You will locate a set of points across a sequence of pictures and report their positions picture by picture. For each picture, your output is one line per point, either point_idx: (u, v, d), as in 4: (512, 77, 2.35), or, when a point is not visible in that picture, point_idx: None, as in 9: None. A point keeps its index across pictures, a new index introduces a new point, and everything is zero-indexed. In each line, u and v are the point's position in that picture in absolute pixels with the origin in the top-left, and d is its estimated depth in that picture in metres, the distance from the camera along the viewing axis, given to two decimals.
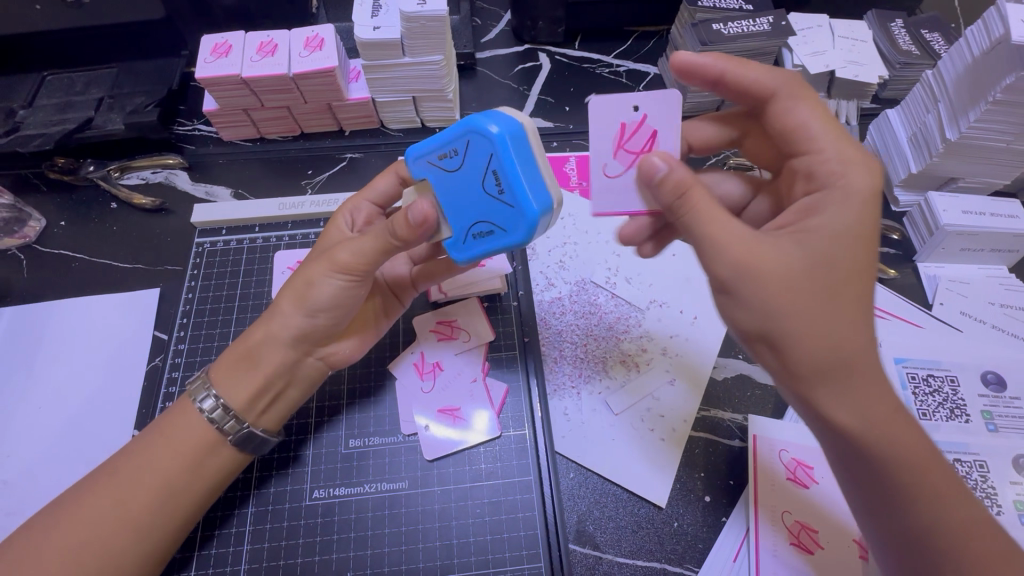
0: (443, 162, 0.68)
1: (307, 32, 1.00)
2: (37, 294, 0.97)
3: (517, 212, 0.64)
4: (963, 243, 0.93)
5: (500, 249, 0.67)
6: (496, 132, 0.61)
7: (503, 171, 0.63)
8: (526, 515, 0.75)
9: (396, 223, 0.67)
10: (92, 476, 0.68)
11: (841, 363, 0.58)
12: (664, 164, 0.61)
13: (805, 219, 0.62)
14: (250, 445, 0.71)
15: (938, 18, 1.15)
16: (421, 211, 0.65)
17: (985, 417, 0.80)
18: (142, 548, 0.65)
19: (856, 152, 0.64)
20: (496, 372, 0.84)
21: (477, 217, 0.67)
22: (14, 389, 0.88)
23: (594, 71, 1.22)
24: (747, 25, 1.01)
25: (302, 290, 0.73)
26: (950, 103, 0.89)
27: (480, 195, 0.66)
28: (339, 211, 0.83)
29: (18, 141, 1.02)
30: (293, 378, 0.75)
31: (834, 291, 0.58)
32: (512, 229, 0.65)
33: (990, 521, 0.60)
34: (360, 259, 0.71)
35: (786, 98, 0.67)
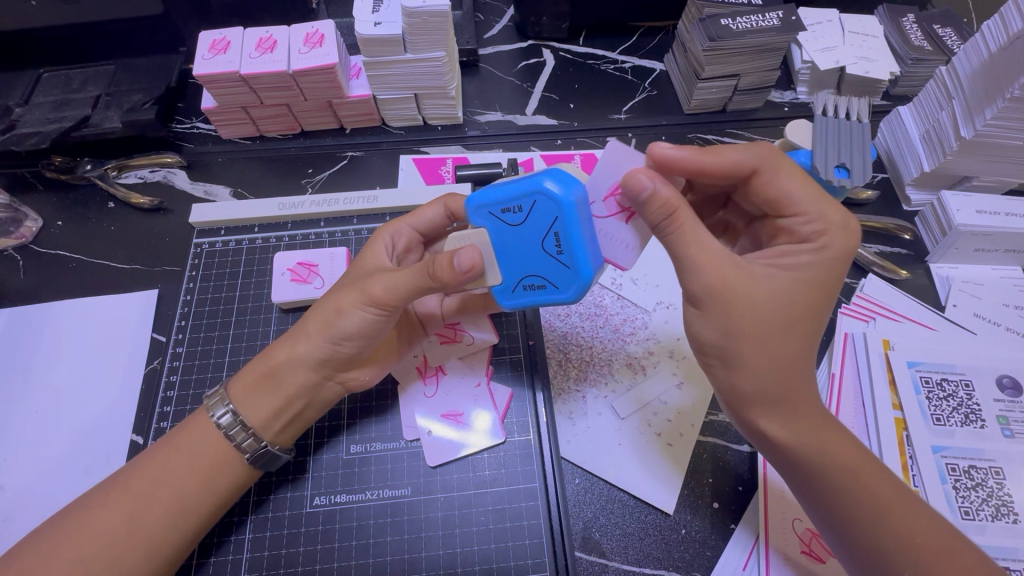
0: (504, 216, 0.67)
1: (306, 28, 0.98)
2: (34, 295, 0.95)
3: (572, 272, 0.65)
4: (976, 243, 0.91)
5: (547, 304, 0.68)
6: (562, 195, 0.63)
7: (564, 232, 0.64)
8: (532, 523, 0.73)
9: (438, 265, 0.64)
10: (99, 488, 0.67)
11: (790, 393, 0.63)
12: (650, 184, 0.59)
13: (780, 262, 0.63)
14: (262, 463, 0.70)
15: (950, 13, 1.12)
16: (467, 261, 0.64)
17: (1001, 422, 0.79)
18: (150, 563, 0.64)
19: (840, 215, 0.63)
20: (500, 377, 0.82)
21: (530, 271, 0.68)
22: (11, 392, 0.87)
23: (599, 68, 1.19)
24: (757, 20, 0.98)
25: (330, 316, 0.70)
26: (965, 100, 0.87)
27: (536, 251, 0.66)
28: (379, 234, 0.80)
29: (13, 139, 1.00)
30: (312, 400, 0.73)
31: (788, 322, 0.61)
32: (563, 286, 0.66)
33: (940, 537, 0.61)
34: (394, 296, 0.69)
35: (769, 172, 0.65)
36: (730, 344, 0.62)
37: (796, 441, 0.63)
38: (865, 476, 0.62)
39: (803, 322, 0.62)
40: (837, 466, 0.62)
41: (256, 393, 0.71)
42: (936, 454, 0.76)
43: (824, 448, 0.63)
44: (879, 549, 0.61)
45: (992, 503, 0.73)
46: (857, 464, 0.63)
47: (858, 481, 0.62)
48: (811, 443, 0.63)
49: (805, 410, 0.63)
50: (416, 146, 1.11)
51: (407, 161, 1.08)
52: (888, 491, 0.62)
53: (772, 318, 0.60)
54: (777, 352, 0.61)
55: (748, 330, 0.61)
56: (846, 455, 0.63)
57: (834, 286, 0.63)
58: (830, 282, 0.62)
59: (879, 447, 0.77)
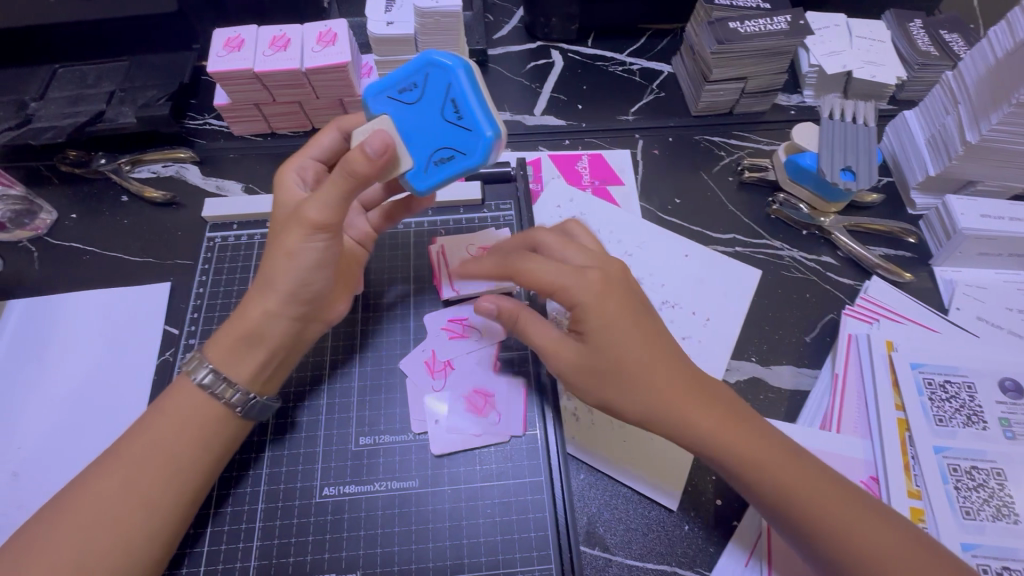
0: (402, 96, 0.70)
1: (319, 27, 1.00)
2: (48, 286, 0.97)
3: (475, 134, 0.68)
4: (981, 247, 0.92)
5: (461, 174, 0.69)
6: (452, 63, 0.68)
7: (461, 96, 0.68)
8: (537, 516, 0.74)
9: (352, 161, 0.63)
10: (101, 460, 0.68)
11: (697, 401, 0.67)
12: None
13: (597, 302, 0.70)
14: (254, 411, 0.73)
15: (957, 19, 1.13)
16: (377, 142, 0.62)
17: (1003, 424, 0.80)
18: (148, 522, 0.65)
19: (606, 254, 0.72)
20: (508, 371, 0.83)
21: (438, 144, 0.69)
22: (26, 381, 0.89)
23: (607, 69, 1.21)
24: (764, 24, 0.99)
25: (285, 262, 0.70)
26: (971, 106, 0.88)
27: (437, 121, 0.69)
28: (284, 173, 0.79)
29: (29, 133, 1.01)
30: (296, 345, 0.76)
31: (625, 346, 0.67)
32: (472, 151, 0.68)
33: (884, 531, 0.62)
34: (329, 210, 0.68)
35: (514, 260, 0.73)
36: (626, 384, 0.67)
37: (730, 456, 0.66)
38: (807, 490, 0.63)
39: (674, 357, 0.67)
40: (773, 472, 0.64)
41: (245, 356, 0.72)
42: (938, 454, 0.77)
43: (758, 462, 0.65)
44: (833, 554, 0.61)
45: (993, 504, 0.74)
46: (788, 471, 0.64)
47: (802, 486, 0.64)
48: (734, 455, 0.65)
49: (719, 418, 0.66)
50: None
51: None
52: (823, 495, 0.63)
53: (632, 364, 0.67)
54: (670, 380, 0.68)
55: (632, 362, 0.67)
56: (778, 467, 0.65)
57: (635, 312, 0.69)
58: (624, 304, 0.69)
59: (882, 448, 0.78)
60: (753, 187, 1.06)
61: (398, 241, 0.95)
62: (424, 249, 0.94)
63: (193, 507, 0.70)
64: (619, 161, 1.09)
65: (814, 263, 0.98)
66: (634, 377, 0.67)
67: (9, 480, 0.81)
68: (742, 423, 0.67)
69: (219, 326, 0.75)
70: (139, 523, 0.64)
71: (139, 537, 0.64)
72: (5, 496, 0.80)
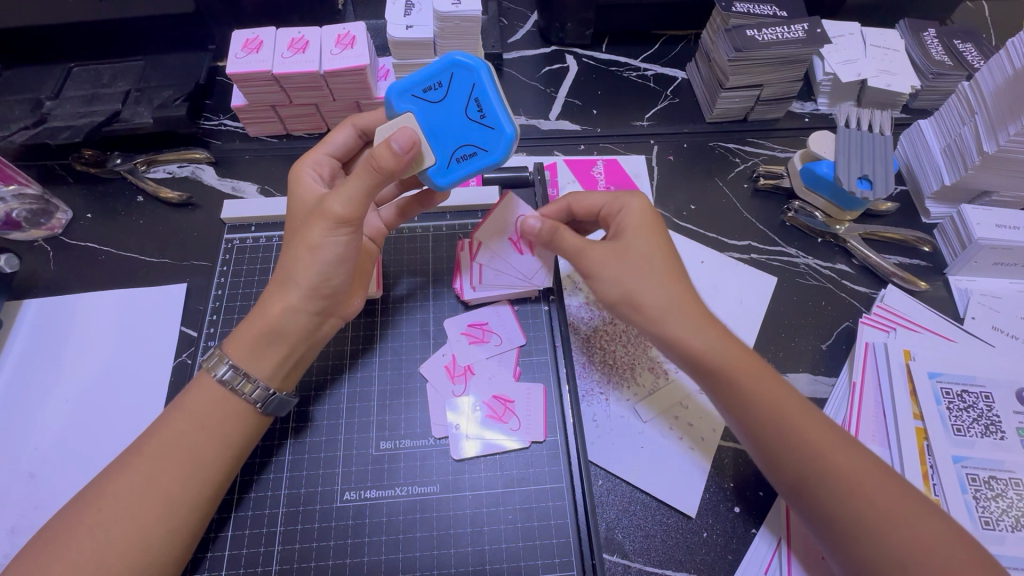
0: (428, 95, 0.72)
1: (338, 30, 1.00)
2: (64, 286, 0.97)
3: (497, 132, 0.72)
4: (996, 257, 0.92)
5: (482, 171, 0.74)
6: (477, 64, 0.71)
7: (484, 97, 0.72)
8: (559, 522, 0.74)
9: (380, 156, 0.66)
10: (121, 459, 0.68)
11: (702, 337, 0.67)
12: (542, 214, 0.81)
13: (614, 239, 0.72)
14: (273, 408, 0.72)
15: (971, 29, 1.14)
16: (403, 139, 0.66)
17: (1020, 434, 0.80)
18: (168, 521, 0.65)
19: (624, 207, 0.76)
20: (528, 375, 0.84)
21: (460, 142, 0.73)
22: (42, 381, 0.88)
23: (621, 75, 1.21)
24: (782, 32, 0.99)
25: (307, 257, 0.72)
26: (988, 116, 0.88)
27: (461, 121, 0.73)
28: (300, 168, 0.80)
29: (46, 132, 1.01)
30: (313, 341, 0.77)
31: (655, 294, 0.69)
32: (493, 149, 0.72)
33: (915, 508, 0.60)
34: (353, 205, 0.70)
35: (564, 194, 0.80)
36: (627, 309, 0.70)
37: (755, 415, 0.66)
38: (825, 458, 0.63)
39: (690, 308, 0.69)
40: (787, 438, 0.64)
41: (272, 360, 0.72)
42: (957, 464, 0.77)
43: (767, 402, 0.65)
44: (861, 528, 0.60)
45: (1011, 514, 0.75)
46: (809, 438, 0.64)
47: (808, 433, 0.64)
48: (740, 387, 0.66)
49: (733, 368, 0.67)
50: None
51: None
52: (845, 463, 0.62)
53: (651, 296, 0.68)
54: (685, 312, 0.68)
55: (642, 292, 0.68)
56: (786, 408, 0.65)
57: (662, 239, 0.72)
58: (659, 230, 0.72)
59: (901, 457, 0.78)
60: (768, 195, 1.07)
61: (416, 245, 0.95)
62: (442, 253, 0.94)
63: (211, 509, 0.69)
64: (636, 166, 1.09)
65: (830, 271, 0.98)
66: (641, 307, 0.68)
67: (26, 480, 0.81)
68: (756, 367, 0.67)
69: (238, 323, 0.75)
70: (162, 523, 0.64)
71: (159, 536, 0.64)
72: (22, 496, 0.80)
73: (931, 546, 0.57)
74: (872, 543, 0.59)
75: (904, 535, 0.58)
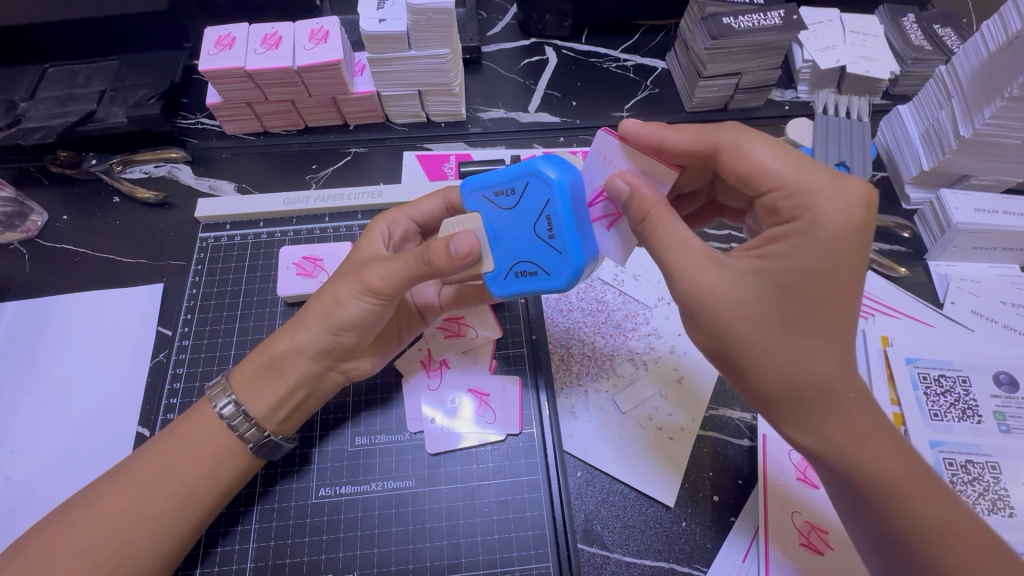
0: (498, 199, 0.68)
1: (311, 25, 0.99)
2: (40, 288, 0.96)
3: (565, 258, 0.64)
4: (975, 241, 0.92)
5: (537, 291, 0.67)
6: (555, 177, 0.64)
7: (557, 217, 0.64)
8: (535, 514, 0.75)
9: (434, 252, 0.66)
10: (107, 477, 0.68)
11: (834, 401, 0.59)
12: (626, 185, 0.62)
13: (764, 253, 0.60)
14: (265, 452, 0.71)
15: (951, 13, 1.13)
16: (464, 245, 0.65)
17: (997, 417, 0.80)
18: (153, 519, 0.65)
19: (824, 178, 0.59)
20: (504, 370, 0.84)
21: (523, 257, 0.67)
22: (19, 385, 0.88)
23: (601, 66, 1.20)
24: (758, 19, 0.98)
25: (329, 307, 0.72)
26: (964, 101, 0.88)
27: (530, 237, 0.66)
28: (377, 221, 0.82)
29: (20, 133, 1.01)
30: (314, 389, 0.75)
31: (789, 321, 0.59)
32: (556, 274, 0.65)
33: (949, 505, 0.59)
34: (389, 285, 0.70)
35: (731, 146, 0.64)
36: (734, 353, 0.61)
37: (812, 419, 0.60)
38: (877, 461, 0.59)
39: (809, 311, 0.58)
40: (847, 441, 0.59)
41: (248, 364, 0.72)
42: (934, 449, 0.78)
43: (869, 467, 0.59)
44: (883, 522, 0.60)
45: (988, 498, 0.75)
46: (863, 443, 0.59)
47: (903, 479, 0.59)
48: (849, 454, 0.59)
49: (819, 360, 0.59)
50: (420, 142, 1.11)
51: (412, 156, 1.08)
52: (897, 464, 0.59)
53: (745, 312, 0.59)
54: (817, 362, 0.59)
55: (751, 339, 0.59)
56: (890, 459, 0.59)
57: (851, 263, 0.58)
58: (848, 258, 0.58)
59: None
60: None
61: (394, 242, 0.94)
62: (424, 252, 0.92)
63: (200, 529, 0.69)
64: None
65: None
66: (751, 359, 0.60)
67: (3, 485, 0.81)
68: (873, 430, 0.60)
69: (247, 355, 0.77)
70: (144, 522, 0.65)
71: (138, 538, 0.64)
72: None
73: (948, 548, 0.57)
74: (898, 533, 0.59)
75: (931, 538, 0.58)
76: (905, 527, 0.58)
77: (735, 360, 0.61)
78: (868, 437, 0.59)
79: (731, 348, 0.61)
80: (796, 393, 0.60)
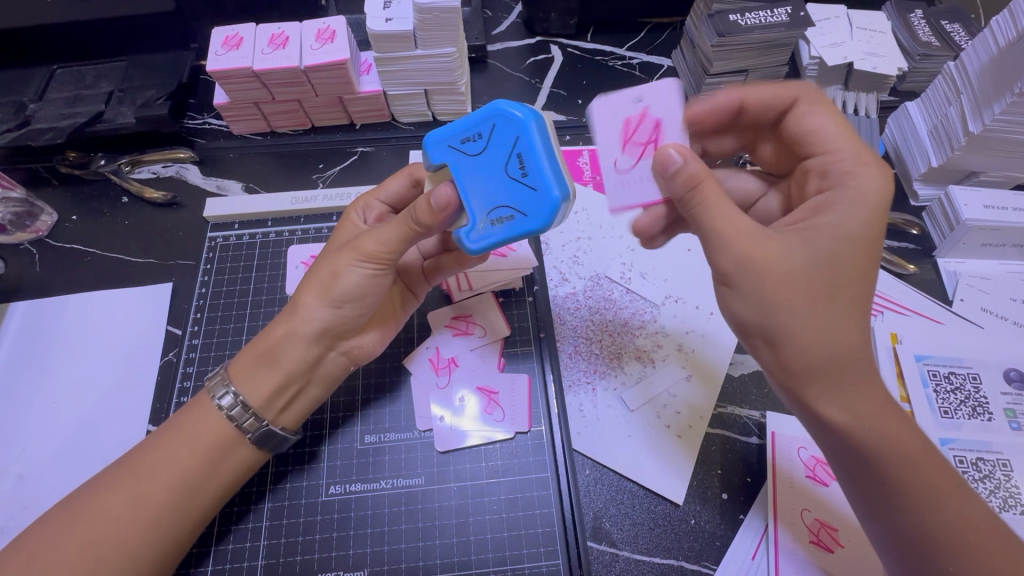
0: (465, 146, 0.66)
1: (318, 25, 0.99)
2: (50, 288, 0.97)
3: (539, 195, 0.62)
4: (984, 238, 0.91)
5: (518, 237, 0.65)
6: (520, 116, 0.62)
7: (527, 154, 0.63)
8: (543, 512, 0.75)
9: (419, 208, 0.67)
10: (116, 473, 0.69)
11: (858, 377, 0.61)
12: (678, 157, 0.62)
13: (808, 223, 0.63)
14: (264, 441, 0.72)
15: (959, 9, 1.12)
16: (443, 198, 0.65)
17: (1008, 414, 0.80)
18: (164, 513, 0.66)
19: (869, 155, 0.65)
20: (512, 367, 0.85)
21: (497, 202, 0.65)
22: (29, 383, 0.89)
23: (607, 64, 1.20)
24: (765, 16, 0.98)
25: (328, 281, 0.73)
26: (974, 96, 0.87)
27: (501, 179, 0.64)
28: (351, 209, 0.83)
29: (29, 134, 1.01)
30: (314, 376, 0.75)
31: (832, 293, 0.60)
32: (533, 214, 0.63)
33: (959, 481, 0.62)
34: (385, 249, 0.71)
35: (806, 104, 0.70)
36: (775, 321, 0.60)
37: (839, 400, 0.61)
38: (898, 436, 0.61)
39: (848, 289, 0.60)
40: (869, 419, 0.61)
41: (257, 366, 0.72)
42: (945, 446, 0.78)
43: (891, 443, 0.61)
44: (902, 501, 0.61)
45: (999, 495, 0.75)
46: (886, 421, 0.61)
47: (917, 454, 0.61)
48: (872, 431, 0.61)
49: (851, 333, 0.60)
50: None
51: (418, 156, 1.08)
52: (913, 440, 0.61)
53: (788, 287, 0.60)
54: (841, 338, 0.60)
55: (793, 307, 0.60)
56: (912, 441, 0.61)
57: (879, 236, 0.62)
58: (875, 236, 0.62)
59: None
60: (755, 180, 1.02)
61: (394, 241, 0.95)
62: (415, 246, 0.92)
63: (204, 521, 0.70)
64: None
65: None
66: (791, 330, 0.60)
67: (15, 482, 0.82)
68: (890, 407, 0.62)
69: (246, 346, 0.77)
70: (156, 519, 0.66)
71: (147, 534, 0.65)
72: (12, 496, 0.81)
73: (960, 527, 0.59)
74: (914, 514, 0.61)
75: (947, 514, 0.60)
76: (924, 504, 0.60)
77: (775, 333, 0.61)
78: (885, 411, 0.61)
79: (778, 322, 0.60)
80: (827, 369, 0.60)
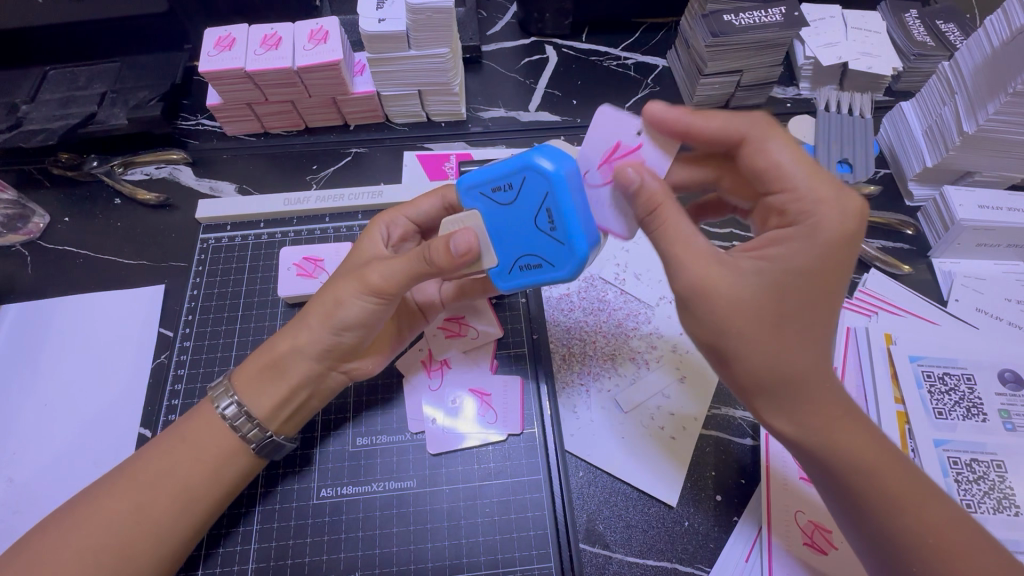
0: (496, 194, 0.67)
1: (311, 25, 0.98)
2: (42, 290, 0.96)
3: (567, 248, 0.64)
4: (979, 238, 0.91)
5: (544, 283, 0.67)
6: (551, 170, 0.62)
7: (557, 209, 0.63)
8: (536, 514, 0.75)
9: (435, 250, 0.65)
10: (107, 477, 0.68)
11: (812, 391, 0.62)
12: (636, 178, 0.60)
13: (762, 253, 0.62)
14: (267, 453, 0.71)
15: (954, 8, 1.12)
16: (463, 244, 0.64)
17: (1003, 415, 0.80)
18: (154, 518, 0.66)
19: (831, 190, 0.62)
20: (505, 370, 0.84)
21: (527, 250, 0.67)
22: (20, 386, 0.88)
23: (602, 64, 1.20)
24: (759, 16, 0.97)
25: (330, 308, 0.71)
26: (967, 95, 0.87)
27: (531, 229, 0.66)
28: (375, 222, 0.81)
29: (21, 135, 1.01)
30: (316, 390, 0.74)
31: (781, 316, 0.60)
32: (560, 264, 0.65)
33: (924, 486, 0.61)
34: (390, 284, 0.70)
35: (756, 141, 0.64)
36: (725, 342, 0.61)
37: (787, 412, 0.63)
38: (852, 444, 0.61)
39: (800, 305, 0.60)
40: (818, 429, 0.62)
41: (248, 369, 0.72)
42: (939, 448, 0.78)
43: (846, 454, 0.61)
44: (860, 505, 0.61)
45: (993, 496, 0.75)
46: (838, 430, 0.62)
47: (874, 463, 0.61)
48: (821, 441, 0.62)
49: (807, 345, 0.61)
50: (420, 142, 1.11)
51: (412, 156, 1.07)
52: (869, 449, 0.61)
53: (738, 310, 0.60)
54: (794, 352, 0.61)
55: (742, 331, 0.60)
56: (869, 451, 0.61)
57: (834, 274, 0.61)
58: (834, 266, 0.61)
59: None
60: None
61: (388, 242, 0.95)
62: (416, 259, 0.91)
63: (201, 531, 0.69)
64: None
65: None
66: (738, 350, 0.61)
67: (6, 486, 0.81)
68: (848, 414, 0.63)
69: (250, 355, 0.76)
70: (146, 524, 0.65)
71: (137, 539, 0.64)
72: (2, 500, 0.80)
73: (925, 531, 0.59)
74: (873, 518, 0.61)
75: (907, 520, 0.59)
76: (884, 510, 0.60)
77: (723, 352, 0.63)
78: (839, 422, 0.62)
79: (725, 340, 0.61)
80: (775, 384, 0.62)
